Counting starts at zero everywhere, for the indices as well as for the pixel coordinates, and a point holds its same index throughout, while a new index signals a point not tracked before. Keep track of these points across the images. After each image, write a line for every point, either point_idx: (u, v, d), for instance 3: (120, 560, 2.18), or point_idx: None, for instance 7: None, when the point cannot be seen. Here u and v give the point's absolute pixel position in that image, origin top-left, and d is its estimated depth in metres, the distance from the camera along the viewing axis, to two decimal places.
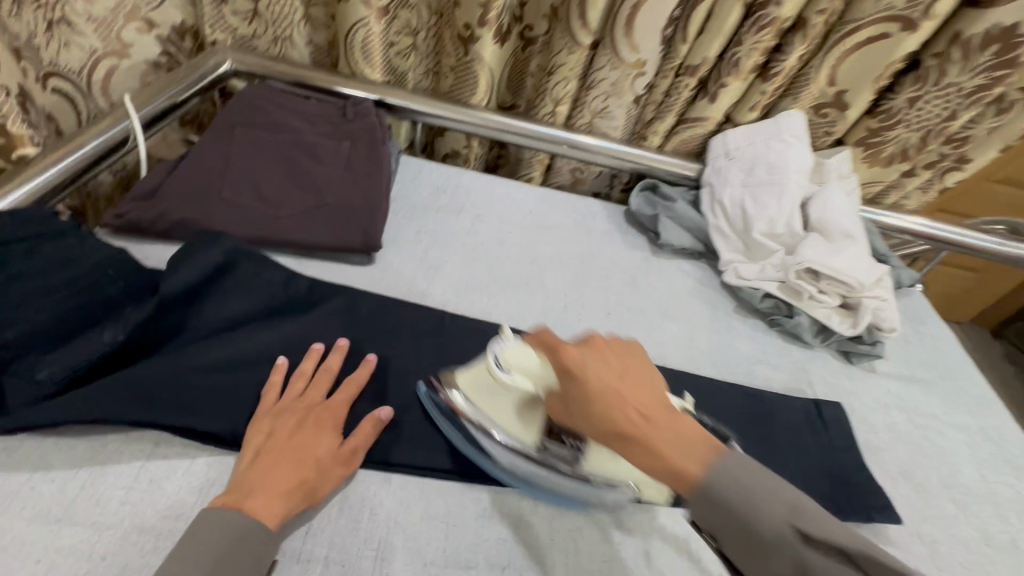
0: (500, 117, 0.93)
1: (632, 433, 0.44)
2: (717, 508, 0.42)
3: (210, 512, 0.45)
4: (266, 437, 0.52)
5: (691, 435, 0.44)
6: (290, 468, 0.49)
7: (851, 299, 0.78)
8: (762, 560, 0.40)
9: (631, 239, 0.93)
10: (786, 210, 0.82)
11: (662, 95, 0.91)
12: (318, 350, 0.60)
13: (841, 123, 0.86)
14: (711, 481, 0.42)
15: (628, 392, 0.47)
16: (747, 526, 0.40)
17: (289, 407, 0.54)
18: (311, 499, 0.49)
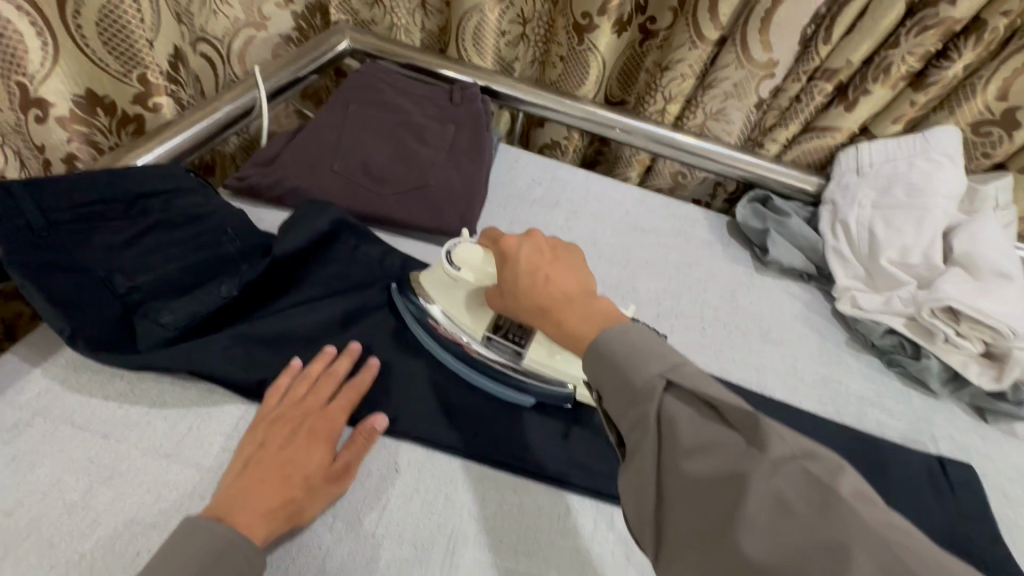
0: (606, 112, 0.90)
1: (555, 310, 0.47)
2: (606, 361, 0.42)
3: (193, 523, 0.41)
4: (257, 447, 0.48)
5: (602, 309, 0.46)
6: (276, 486, 0.45)
7: (997, 348, 0.67)
8: (639, 436, 0.38)
9: (734, 253, 0.86)
10: (925, 239, 0.72)
11: (788, 101, 0.83)
12: (329, 351, 0.56)
13: (1007, 145, 0.74)
14: (635, 339, 0.42)
15: (553, 273, 0.49)
16: (632, 388, 0.40)
17: (285, 414, 0.51)
18: (296, 520, 0.45)
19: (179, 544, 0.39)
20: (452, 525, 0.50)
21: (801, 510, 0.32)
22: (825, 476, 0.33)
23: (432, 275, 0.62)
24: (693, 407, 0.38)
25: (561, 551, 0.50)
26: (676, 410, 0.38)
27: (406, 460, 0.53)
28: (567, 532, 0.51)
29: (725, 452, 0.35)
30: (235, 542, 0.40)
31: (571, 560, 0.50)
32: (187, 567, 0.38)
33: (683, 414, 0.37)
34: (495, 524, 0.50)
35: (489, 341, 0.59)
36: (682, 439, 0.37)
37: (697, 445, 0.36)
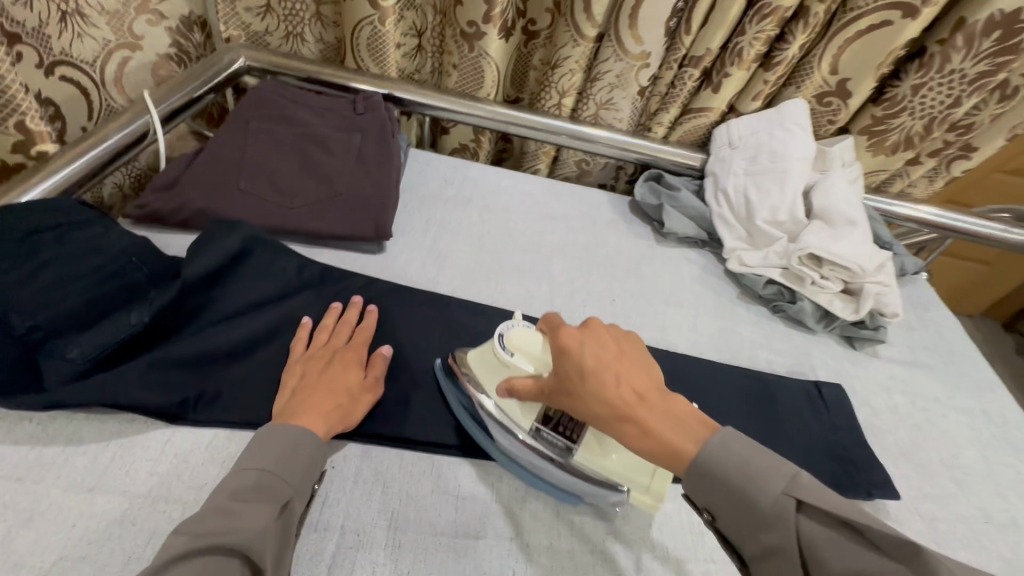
0: (506, 110, 0.95)
1: (634, 413, 0.46)
2: (711, 482, 0.44)
3: (267, 429, 0.50)
4: (299, 379, 0.56)
5: (681, 412, 0.47)
6: (325, 395, 0.54)
7: (853, 284, 0.79)
8: (769, 558, 0.43)
9: (636, 229, 0.94)
10: (789, 197, 0.83)
11: (666, 86, 0.93)
12: (337, 308, 0.65)
13: (844, 112, 0.87)
14: (732, 454, 0.44)
15: (623, 371, 0.48)
16: (758, 509, 0.43)
17: (317, 353, 0.59)
18: (346, 423, 0.54)
19: (259, 442, 0.49)
20: (392, 509, 0.52)
21: None
22: None
23: (479, 359, 0.60)
24: (830, 528, 0.40)
25: (497, 515, 0.54)
26: (809, 527, 0.41)
27: (341, 455, 0.55)
28: (501, 497, 0.55)
29: None
30: (305, 438, 0.49)
31: (507, 522, 0.54)
32: (266, 455, 0.47)
33: (824, 538, 0.40)
34: (434, 500, 0.54)
35: (538, 433, 0.56)
36: (813, 556, 0.40)
37: (839, 575, 0.39)
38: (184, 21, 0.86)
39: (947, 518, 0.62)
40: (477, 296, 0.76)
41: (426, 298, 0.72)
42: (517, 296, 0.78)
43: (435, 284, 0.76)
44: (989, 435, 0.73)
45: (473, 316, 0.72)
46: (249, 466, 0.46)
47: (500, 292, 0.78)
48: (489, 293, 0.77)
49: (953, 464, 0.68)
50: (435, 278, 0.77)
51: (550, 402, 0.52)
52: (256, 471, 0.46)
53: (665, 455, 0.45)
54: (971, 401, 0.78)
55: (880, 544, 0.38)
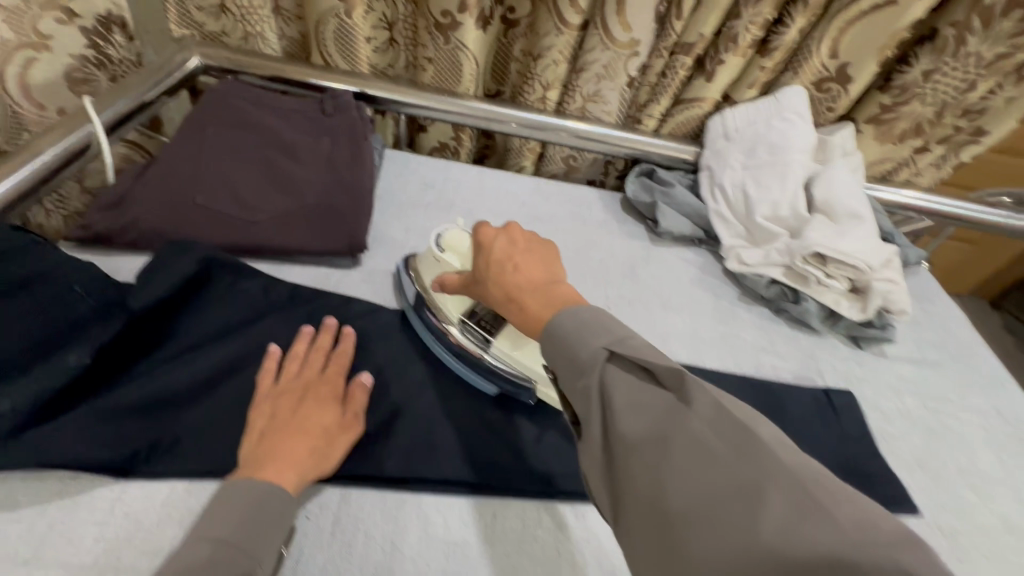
0: (487, 106, 0.89)
1: (517, 296, 0.48)
2: (553, 344, 0.42)
3: (223, 491, 0.44)
4: (268, 419, 0.50)
5: (563, 295, 0.46)
6: (299, 441, 0.48)
7: (860, 283, 0.75)
8: (582, 400, 0.40)
9: (629, 228, 0.89)
10: (790, 192, 0.79)
11: (656, 77, 0.87)
12: (307, 331, 0.58)
13: (845, 98, 0.82)
14: (568, 319, 0.43)
15: (522, 261, 0.50)
16: (578, 359, 0.41)
17: (287, 386, 0.53)
18: (323, 470, 0.49)
19: (214, 511, 0.43)
20: (374, 562, 0.47)
21: (724, 451, 0.34)
22: (690, 421, 0.36)
23: (425, 259, 0.67)
24: (632, 373, 0.39)
25: (491, 561, 0.49)
26: (615, 375, 0.39)
27: (316, 503, 0.50)
28: (495, 539, 0.51)
29: (662, 415, 0.37)
30: (267, 492, 0.44)
31: (502, 568, 0.49)
32: (223, 524, 0.42)
33: (625, 381, 0.39)
34: (422, 549, 0.49)
35: (463, 325, 0.62)
36: (614, 403, 0.38)
37: (630, 410, 0.38)
38: (101, 20, 0.75)
39: (967, 531, 0.59)
40: None
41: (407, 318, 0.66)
42: None
43: None
44: (1004, 436, 0.70)
45: None
46: (206, 541, 0.41)
47: None
48: None
49: (969, 471, 0.65)
50: None
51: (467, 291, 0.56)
52: (212, 540, 0.41)
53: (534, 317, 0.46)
54: (983, 400, 0.74)
55: (670, 384, 0.38)
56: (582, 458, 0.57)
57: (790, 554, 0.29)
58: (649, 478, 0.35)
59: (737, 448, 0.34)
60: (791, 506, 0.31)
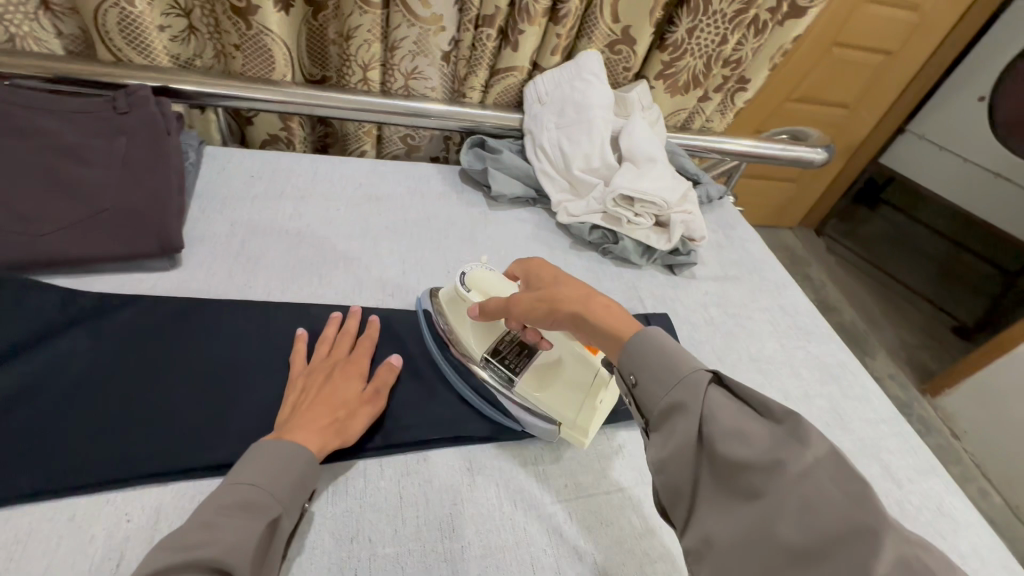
0: (308, 91, 0.88)
1: (575, 307, 0.54)
2: (643, 358, 0.47)
3: (261, 445, 0.49)
4: (300, 391, 0.56)
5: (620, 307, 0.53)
6: (323, 409, 0.54)
7: (663, 217, 0.86)
8: (674, 417, 0.44)
9: (467, 197, 0.93)
10: (598, 145, 0.88)
11: (468, 50, 0.91)
12: (336, 316, 0.65)
13: (635, 58, 0.93)
14: (669, 343, 0.48)
15: (564, 281, 0.58)
16: (680, 376, 0.45)
17: (317, 365, 0.59)
18: (343, 437, 0.54)
19: (256, 460, 0.47)
20: None
21: (835, 493, 0.37)
22: (796, 457, 0.39)
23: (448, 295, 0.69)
24: (733, 401, 0.43)
25: (331, 518, 0.51)
26: (716, 399, 0.44)
27: (139, 504, 0.49)
28: (336, 499, 0.53)
29: (766, 444, 0.40)
30: (295, 453, 0.49)
31: (342, 522, 0.51)
32: (262, 472, 0.47)
33: (726, 406, 0.43)
34: None
35: (487, 364, 0.63)
36: (711, 425, 0.42)
37: (730, 435, 0.41)
38: None
39: None
40: (298, 294, 0.70)
41: (233, 310, 0.65)
42: (343, 287, 0.73)
43: (246, 291, 0.69)
44: (786, 326, 0.85)
45: (294, 316, 0.66)
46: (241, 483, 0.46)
47: (325, 284, 0.72)
48: (312, 289, 0.71)
49: (758, 357, 0.78)
50: (246, 285, 0.69)
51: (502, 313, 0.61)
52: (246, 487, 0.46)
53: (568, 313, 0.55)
54: (771, 300, 0.89)
55: (779, 419, 0.41)
56: (420, 408, 0.61)
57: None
58: (745, 503, 0.39)
59: (846, 493, 0.36)
60: (899, 561, 0.33)
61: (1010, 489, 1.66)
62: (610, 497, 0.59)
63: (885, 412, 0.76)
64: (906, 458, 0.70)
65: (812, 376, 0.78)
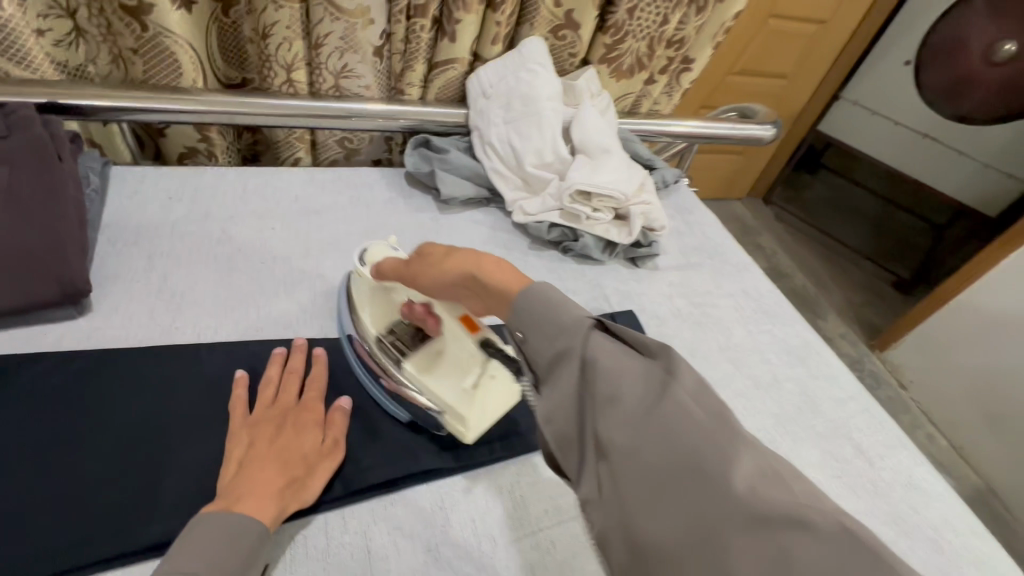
0: (226, 97, 0.79)
1: (450, 252, 0.53)
2: (529, 313, 0.44)
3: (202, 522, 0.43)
4: (247, 448, 0.50)
5: (497, 267, 0.49)
6: (277, 470, 0.48)
7: (621, 210, 0.84)
8: (559, 366, 0.42)
9: (416, 202, 0.87)
10: (549, 139, 0.83)
11: (403, 43, 0.84)
12: (281, 352, 0.59)
13: (580, 43, 0.89)
14: (554, 294, 0.44)
15: (459, 254, 0.52)
16: (560, 325, 0.42)
17: (264, 416, 0.53)
18: (300, 499, 0.49)
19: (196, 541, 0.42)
20: None
21: (704, 418, 0.36)
22: (676, 393, 0.38)
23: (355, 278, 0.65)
24: (616, 343, 0.42)
25: None
26: (599, 342, 0.41)
27: None
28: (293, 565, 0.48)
29: (644, 385, 0.39)
30: (247, 529, 0.43)
31: None
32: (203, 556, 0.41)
33: (607, 346, 0.41)
34: None
35: (377, 342, 0.60)
36: (595, 366, 0.40)
37: (612, 373, 0.39)
38: None
39: (729, 397, 0.71)
40: (234, 331, 0.63)
41: (159, 360, 0.58)
42: (286, 317, 0.66)
43: (173, 334, 0.61)
44: (751, 310, 0.85)
45: (230, 360, 0.60)
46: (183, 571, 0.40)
47: (265, 317, 0.65)
48: (249, 323, 0.64)
49: (727, 347, 0.77)
50: (172, 326, 0.62)
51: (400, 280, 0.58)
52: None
53: (460, 276, 0.51)
54: (734, 285, 0.89)
55: (656, 357, 0.41)
56: (382, 448, 0.56)
57: (764, 508, 0.31)
58: (628, 426, 0.37)
59: (714, 416, 0.37)
60: (758, 471, 0.34)
61: (954, 432, 1.76)
62: None
63: (850, 388, 0.76)
64: (875, 434, 0.71)
65: (780, 360, 0.78)
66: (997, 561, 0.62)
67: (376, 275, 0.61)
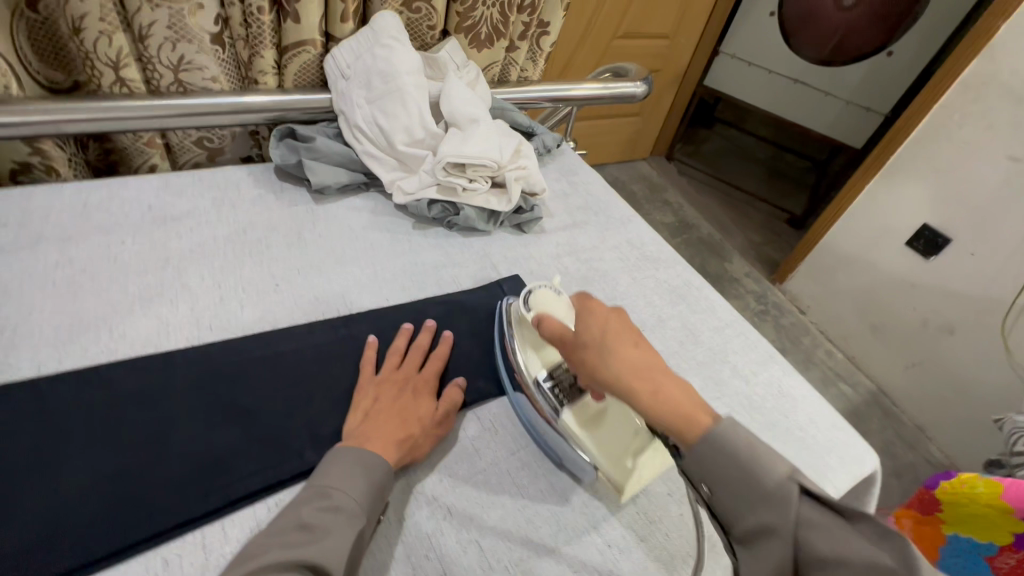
0: (41, 103, 0.70)
1: (597, 365, 0.47)
2: (719, 474, 0.41)
3: (353, 449, 0.51)
4: (373, 402, 0.57)
5: (670, 394, 0.44)
6: (396, 425, 0.54)
7: (499, 178, 0.85)
8: (763, 539, 0.39)
9: (289, 196, 0.83)
10: (416, 115, 0.82)
11: (243, 27, 0.80)
12: (373, 342, 0.64)
13: (436, 15, 0.89)
14: (743, 438, 0.41)
15: (618, 348, 0.47)
16: (761, 489, 0.39)
17: (389, 377, 0.60)
18: (413, 455, 0.54)
19: (349, 460, 0.50)
20: None
21: None
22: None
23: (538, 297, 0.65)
24: (828, 516, 0.37)
25: None
26: (810, 522, 0.37)
27: None
28: None
29: (866, 567, 0.34)
30: (376, 462, 0.50)
31: None
32: (349, 476, 0.48)
33: (820, 524, 0.37)
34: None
35: (538, 387, 0.60)
36: (809, 551, 0.36)
37: (828, 564, 0.35)
38: None
39: None
40: (82, 356, 0.58)
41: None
42: (145, 334, 0.61)
43: (8, 371, 0.55)
44: (635, 259, 0.89)
45: (82, 387, 0.55)
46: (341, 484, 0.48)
47: (119, 337, 0.60)
48: (101, 347, 0.59)
49: (613, 296, 0.81)
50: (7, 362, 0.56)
51: (563, 352, 0.53)
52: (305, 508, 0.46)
53: (618, 390, 0.45)
54: (619, 237, 0.92)
55: (896, 557, 0.34)
56: (263, 452, 0.54)
57: None
58: None
59: None
60: None
61: (847, 344, 1.94)
62: (487, 478, 0.57)
63: (727, 318, 0.83)
64: (748, 354, 0.78)
65: (664, 301, 0.82)
66: (856, 447, 0.70)
67: (539, 325, 0.57)
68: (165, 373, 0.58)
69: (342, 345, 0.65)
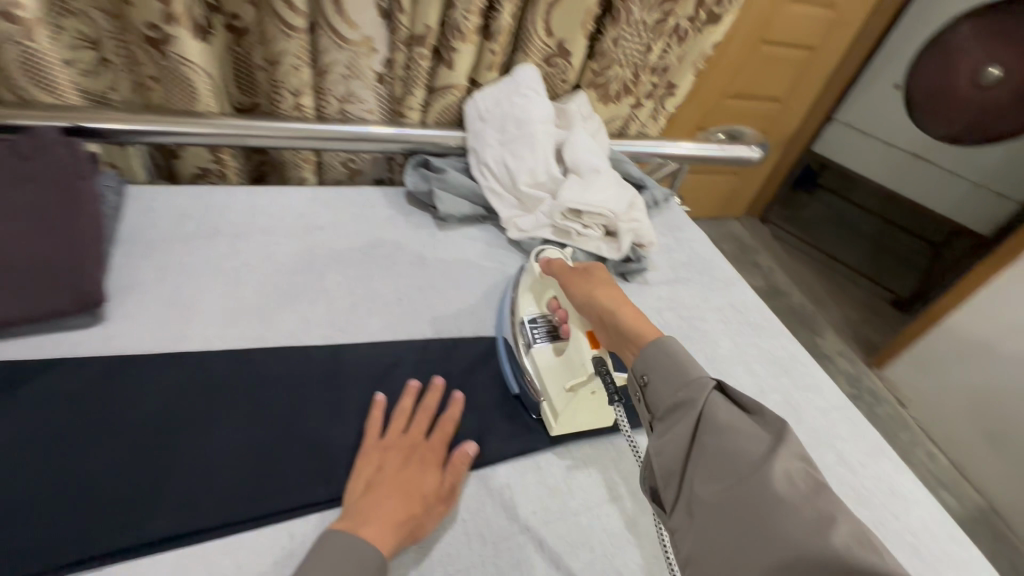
0: (236, 121, 0.82)
1: (576, 288, 0.68)
2: (724, 435, 0.44)
3: (335, 539, 0.48)
4: (375, 470, 0.56)
5: (644, 326, 0.58)
6: (398, 502, 0.52)
7: (612, 227, 0.88)
8: (721, 455, 0.43)
9: (415, 219, 0.91)
10: (543, 160, 0.88)
11: (403, 69, 0.89)
12: (382, 401, 0.61)
13: (571, 70, 0.95)
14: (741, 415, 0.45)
15: (595, 287, 0.66)
16: (745, 437, 0.43)
17: (394, 443, 0.58)
18: (413, 537, 0.52)
19: (329, 556, 0.47)
20: None
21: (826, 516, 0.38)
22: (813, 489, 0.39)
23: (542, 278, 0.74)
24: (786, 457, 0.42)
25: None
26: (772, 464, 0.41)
27: None
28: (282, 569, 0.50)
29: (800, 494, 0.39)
30: (365, 557, 0.47)
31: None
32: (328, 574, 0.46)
33: (772, 459, 0.42)
34: None
35: (520, 325, 0.70)
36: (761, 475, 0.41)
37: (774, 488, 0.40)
38: None
39: None
40: (238, 338, 0.66)
41: (169, 368, 0.61)
42: (287, 328, 0.69)
43: (182, 341, 0.65)
44: (738, 324, 0.87)
45: (236, 367, 0.63)
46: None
47: (268, 327, 0.68)
48: (253, 332, 0.67)
49: (712, 358, 0.80)
50: (182, 333, 0.65)
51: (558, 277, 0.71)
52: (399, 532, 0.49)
53: (602, 305, 0.63)
54: (723, 299, 0.92)
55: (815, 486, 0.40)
56: None
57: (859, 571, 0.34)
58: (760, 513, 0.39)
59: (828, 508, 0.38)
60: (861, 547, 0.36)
61: (953, 449, 1.74)
62: None
63: (835, 400, 0.79)
64: (855, 441, 0.73)
65: (767, 372, 0.80)
66: (978, 568, 0.63)
67: (544, 268, 0.73)
68: (301, 366, 0.65)
69: (451, 365, 0.69)
